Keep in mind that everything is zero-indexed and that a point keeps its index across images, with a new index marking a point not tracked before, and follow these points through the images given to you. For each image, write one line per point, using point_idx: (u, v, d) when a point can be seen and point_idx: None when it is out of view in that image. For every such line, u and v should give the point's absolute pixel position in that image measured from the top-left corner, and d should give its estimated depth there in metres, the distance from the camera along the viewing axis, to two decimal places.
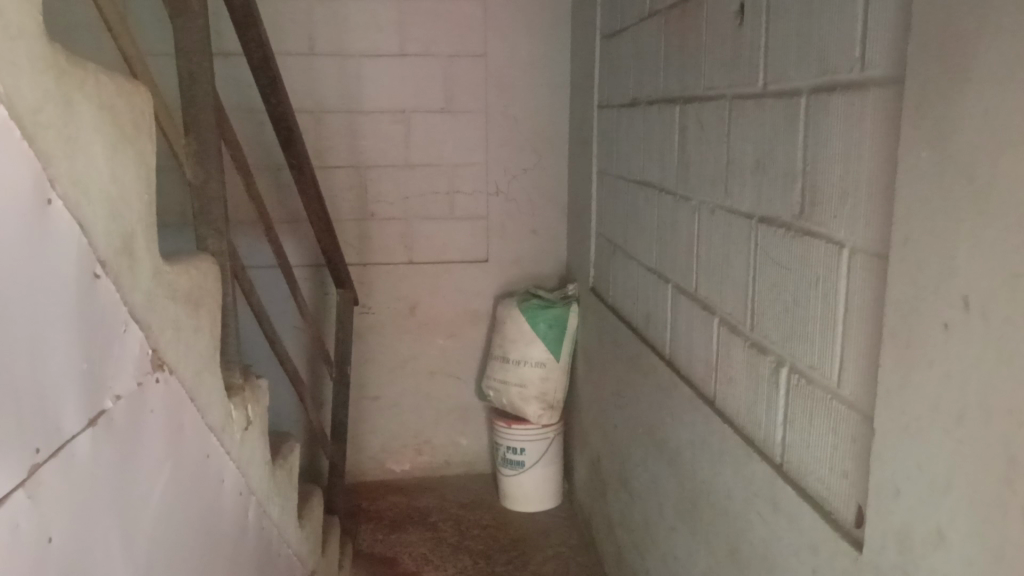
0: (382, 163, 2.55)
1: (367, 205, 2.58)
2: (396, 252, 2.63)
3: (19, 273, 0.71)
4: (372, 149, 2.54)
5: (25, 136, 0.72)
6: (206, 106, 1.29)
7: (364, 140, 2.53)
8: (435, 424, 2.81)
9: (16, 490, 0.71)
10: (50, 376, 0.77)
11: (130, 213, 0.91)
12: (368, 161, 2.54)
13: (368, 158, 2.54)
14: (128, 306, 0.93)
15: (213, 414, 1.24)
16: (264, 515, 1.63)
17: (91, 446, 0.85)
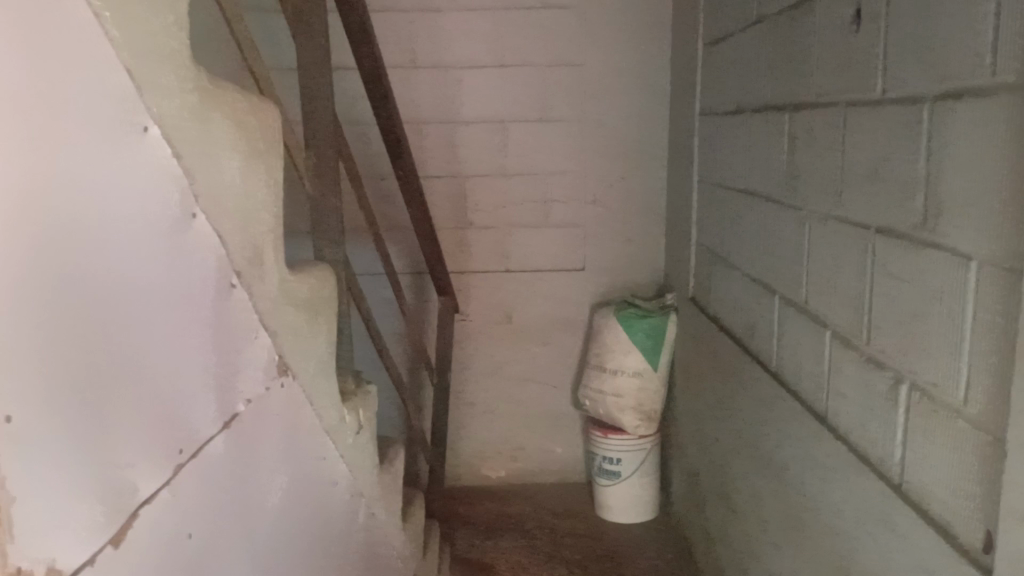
0: (482, 173, 2.59)
1: (466, 214, 2.62)
2: (494, 260, 2.66)
3: (165, 281, 0.74)
4: (472, 159, 2.58)
5: (175, 154, 0.75)
6: (322, 120, 1.34)
7: (464, 151, 2.57)
8: (531, 432, 2.83)
9: (161, 490, 0.73)
10: (191, 381, 0.80)
11: (258, 224, 0.95)
12: (468, 171, 2.58)
13: (469, 168, 2.58)
14: (258, 313, 0.98)
15: (328, 418, 1.28)
16: (371, 517, 1.67)
17: (224, 447, 0.88)
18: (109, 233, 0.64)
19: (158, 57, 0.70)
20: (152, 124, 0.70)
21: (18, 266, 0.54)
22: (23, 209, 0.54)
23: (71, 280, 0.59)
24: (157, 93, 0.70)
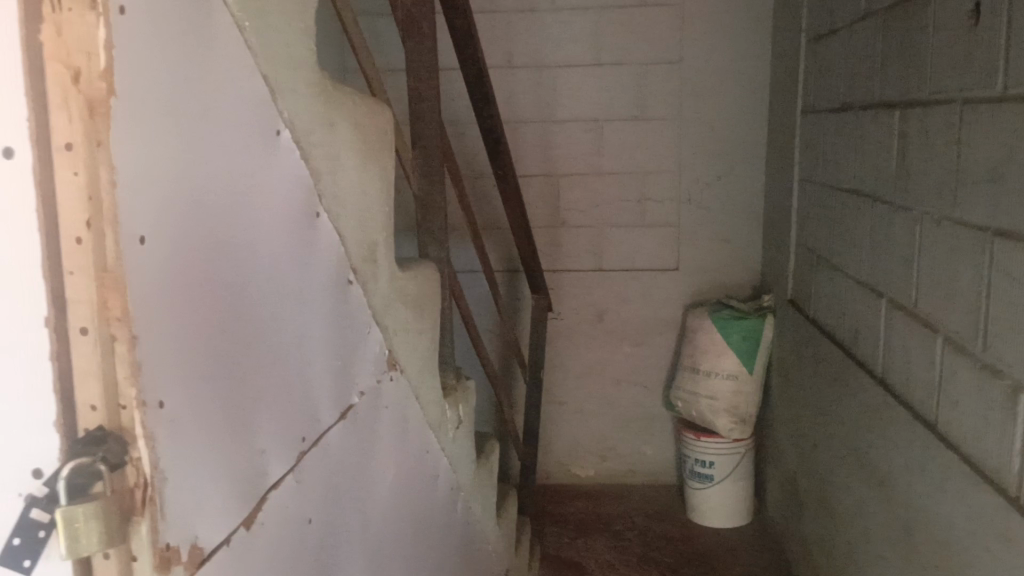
0: (577, 172, 2.59)
1: (561, 213, 2.63)
2: (588, 259, 2.66)
3: (292, 277, 0.77)
4: (567, 158, 2.59)
5: (303, 156, 0.78)
6: (429, 121, 1.37)
7: (560, 150, 2.58)
8: (622, 432, 2.81)
9: (287, 476, 0.76)
10: (313, 373, 0.83)
11: (373, 224, 0.99)
12: (563, 170, 2.59)
13: (563, 167, 2.59)
14: (371, 309, 1.01)
15: (431, 412, 1.31)
16: (468, 511, 1.69)
17: (341, 437, 0.92)
18: (251, 232, 0.67)
19: (289, 64, 0.74)
20: (283, 128, 0.74)
21: (188, 262, 0.57)
22: (189, 209, 0.57)
23: (225, 275, 0.63)
24: (287, 98, 0.74)
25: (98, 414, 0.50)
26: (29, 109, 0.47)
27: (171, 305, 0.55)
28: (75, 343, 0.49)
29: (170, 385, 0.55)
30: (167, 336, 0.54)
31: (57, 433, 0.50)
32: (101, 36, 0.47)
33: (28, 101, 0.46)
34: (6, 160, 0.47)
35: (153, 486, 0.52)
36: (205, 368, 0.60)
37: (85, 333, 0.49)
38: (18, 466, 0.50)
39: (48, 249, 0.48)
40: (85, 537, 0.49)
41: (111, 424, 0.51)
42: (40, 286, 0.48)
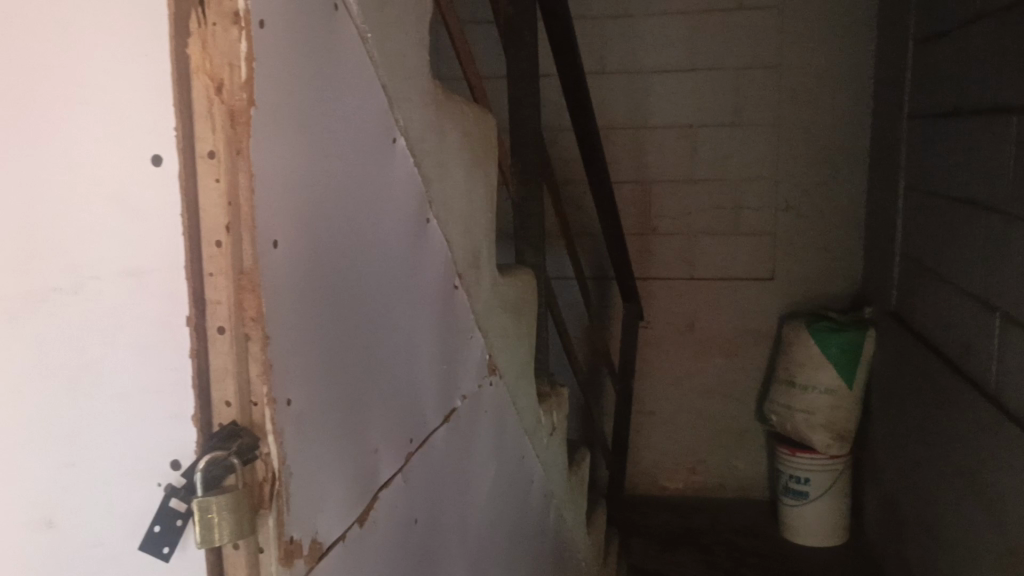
0: (669, 179, 2.56)
1: (651, 221, 2.60)
2: (679, 267, 2.62)
3: (404, 280, 0.79)
4: (660, 165, 2.56)
5: (416, 163, 0.80)
6: (530, 129, 1.39)
7: (652, 157, 2.56)
8: (712, 445, 2.75)
9: (396, 475, 0.78)
10: (421, 374, 0.85)
11: (476, 229, 1.01)
12: (655, 177, 2.57)
13: (655, 174, 2.57)
14: (474, 314, 1.03)
15: (526, 418, 1.31)
16: (560, 518, 1.69)
17: (444, 439, 0.93)
18: (368, 234, 0.69)
19: (404, 74, 0.75)
20: (399, 135, 0.76)
21: (310, 261, 0.59)
22: (313, 214, 0.59)
23: (344, 277, 0.65)
24: (402, 107, 0.75)
25: (232, 410, 0.52)
26: (177, 118, 0.49)
27: (295, 305, 0.57)
28: (213, 342, 0.51)
29: (295, 382, 0.56)
30: (292, 333, 0.56)
31: (193, 426, 0.52)
32: (243, 48, 0.49)
33: (176, 109, 0.49)
34: (155, 167, 0.50)
35: (279, 480, 0.54)
36: (323, 364, 0.61)
37: (222, 332, 0.51)
38: (158, 459, 0.52)
39: (190, 251, 0.50)
40: (217, 530, 0.50)
41: (243, 420, 0.52)
42: (182, 286, 0.51)
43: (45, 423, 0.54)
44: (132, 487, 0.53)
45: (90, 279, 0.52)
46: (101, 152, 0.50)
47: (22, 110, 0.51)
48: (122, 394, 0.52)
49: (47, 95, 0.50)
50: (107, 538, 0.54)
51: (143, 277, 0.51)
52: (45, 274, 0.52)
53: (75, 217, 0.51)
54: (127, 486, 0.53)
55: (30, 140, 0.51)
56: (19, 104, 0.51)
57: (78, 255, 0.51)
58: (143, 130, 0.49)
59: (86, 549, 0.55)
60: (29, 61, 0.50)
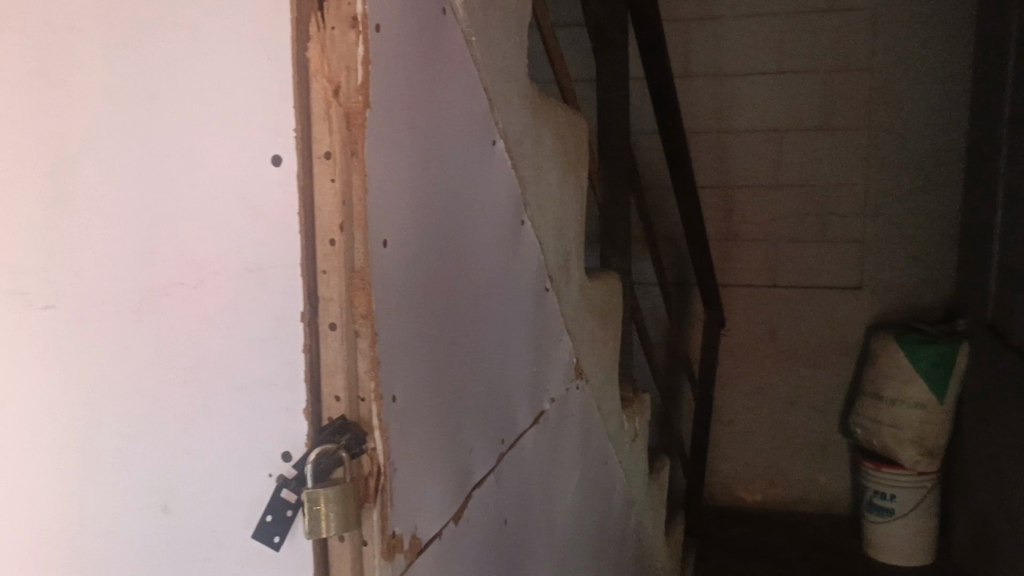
0: (752, 183, 2.49)
1: (732, 226, 2.53)
2: (759, 273, 2.55)
3: (501, 281, 0.79)
4: (742, 169, 2.48)
5: (513, 165, 0.80)
6: (619, 131, 1.38)
7: (734, 161, 2.48)
8: (793, 456, 2.66)
9: (489, 475, 0.78)
10: (514, 375, 0.85)
11: (567, 233, 1.01)
12: (738, 181, 2.50)
13: (738, 178, 2.49)
14: (563, 318, 1.03)
15: (610, 424, 1.31)
16: (640, 525, 1.68)
17: (533, 441, 0.93)
18: (469, 235, 0.70)
19: (504, 76, 0.76)
20: (498, 137, 0.76)
21: (416, 260, 0.60)
22: (419, 214, 0.60)
23: (446, 276, 0.66)
24: (501, 109, 0.76)
25: (341, 404, 0.53)
26: (297, 120, 0.50)
27: (401, 303, 0.58)
28: (326, 337, 0.53)
29: (400, 379, 0.58)
30: (399, 331, 0.57)
31: (304, 419, 0.53)
32: (360, 51, 0.50)
33: (297, 111, 0.50)
34: (275, 167, 0.51)
35: (383, 475, 0.55)
36: (426, 361, 0.62)
37: (334, 328, 0.52)
38: (270, 450, 0.54)
39: (306, 250, 0.52)
40: (324, 521, 0.52)
41: (351, 415, 0.53)
42: (297, 283, 0.52)
43: (166, 413, 0.56)
44: (245, 478, 0.55)
45: (210, 274, 0.53)
46: (223, 153, 0.52)
47: (147, 110, 0.53)
48: (238, 386, 0.54)
49: (172, 97, 0.52)
50: (220, 525, 0.56)
51: (261, 274, 0.52)
52: (166, 268, 0.54)
53: (196, 215, 0.53)
54: (240, 476, 0.55)
55: (157, 140, 0.53)
56: (145, 105, 0.53)
57: (200, 251, 0.53)
58: (265, 131, 0.51)
59: (199, 535, 0.57)
60: (158, 63, 0.52)
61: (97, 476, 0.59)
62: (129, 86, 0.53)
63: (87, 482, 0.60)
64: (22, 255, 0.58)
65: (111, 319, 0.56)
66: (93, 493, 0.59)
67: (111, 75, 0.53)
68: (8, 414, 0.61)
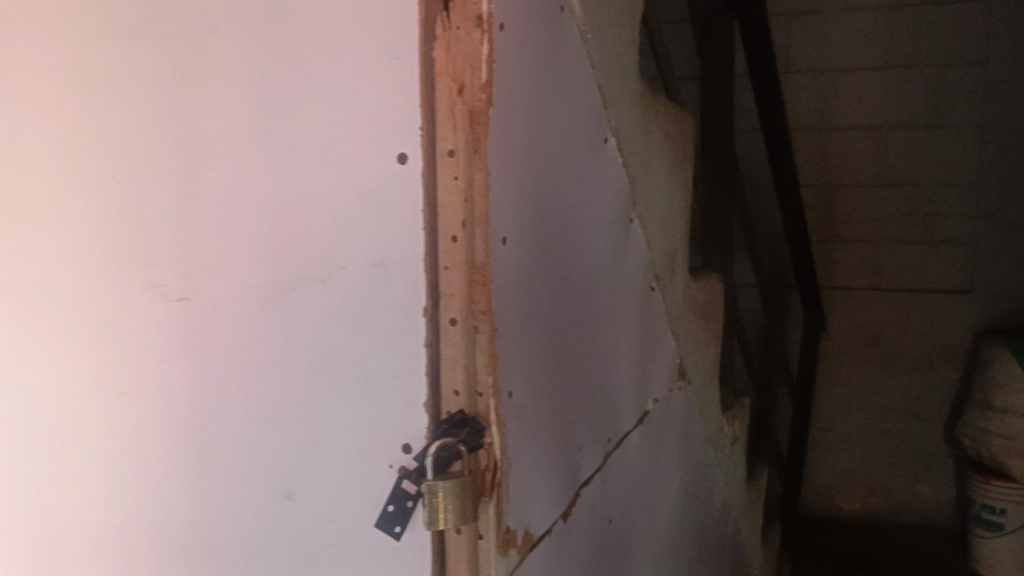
0: (855, 182, 2.26)
1: (832, 226, 2.32)
2: (860, 273, 2.35)
3: (610, 280, 0.79)
4: (844, 167, 2.25)
5: (623, 164, 0.80)
6: (722, 128, 1.35)
7: (835, 159, 2.25)
8: (892, 467, 2.50)
9: (595, 475, 0.78)
10: (621, 375, 0.85)
11: (673, 232, 0.99)
12: (839, 180, 2.27)
13: (840, 177, 2.27)
14: (668, 318, 1.01)
15: (710, 426, 1.29)
16: (737, 530, 1.64)
17: (638, 442, 0.92)
18: (580, 234, 0.70)
19: (615, 74, 0.75)
20: (609, 136, 0.76)
21: (531, 258, 0.60)
22: (534, 212, 0.61)
23: (558, 274, 0.66)
24: (612, 107, 0.75)
25: (460, 399, 0.54)
26: (422, 118, 0.51)
27: (518, 301, 0.58)
28: (446, 333, 0.53)
29: (515, 376, 0.58)
30: (515, 328, 0.58)
31: (424, 412, 0.54)
32: (485, 51, 0.51)
33: (422, 108, 0.51)
34: (400, 164, 0.52)
35: (499, 470, 0.55)
36: (539, 359, 0.63)
37: (454, 324, 0.53)
38: (392, 441, 0.55)
39: (429, 247, 0.53)
40: (442, 514, 0.52)
41: (470, 410, 0.54)
42: (420, 279, 0.53)
43: (292, 403, 0.58)
44: (368, 467, 0.56)
45: (337, 270, 0.55)
46: (351, 150, 0.53)
47: (281, 110, 0.55)
48: (361, 377, 0.55)
49: (304, 96, 0.54)
50: (343, 514, 0.58)
51: (385, 269, 0.53)
52: (296, 263, 0.56)
53: (325, 212, 0.54)
54: (364, 467, 0.56)
55: (289, 138, 0.55)
56: (279, 105, 0.55)
57: (328, 245, 0.55)
58: (391, 129, 0.52)
59: (322, 522, 0.58)
60: (291, 64, 0.54)
61: (223, 462, 0.61)
62: (264, 85, 0.55)
63: (213, 469, 0.62)
64: (158, 251, 0.61)
65: (242, 312, 0.58)
66: (219, 478, 0.62)
67: (247, 76, 0.55)
68: (139, 402, 0.64)
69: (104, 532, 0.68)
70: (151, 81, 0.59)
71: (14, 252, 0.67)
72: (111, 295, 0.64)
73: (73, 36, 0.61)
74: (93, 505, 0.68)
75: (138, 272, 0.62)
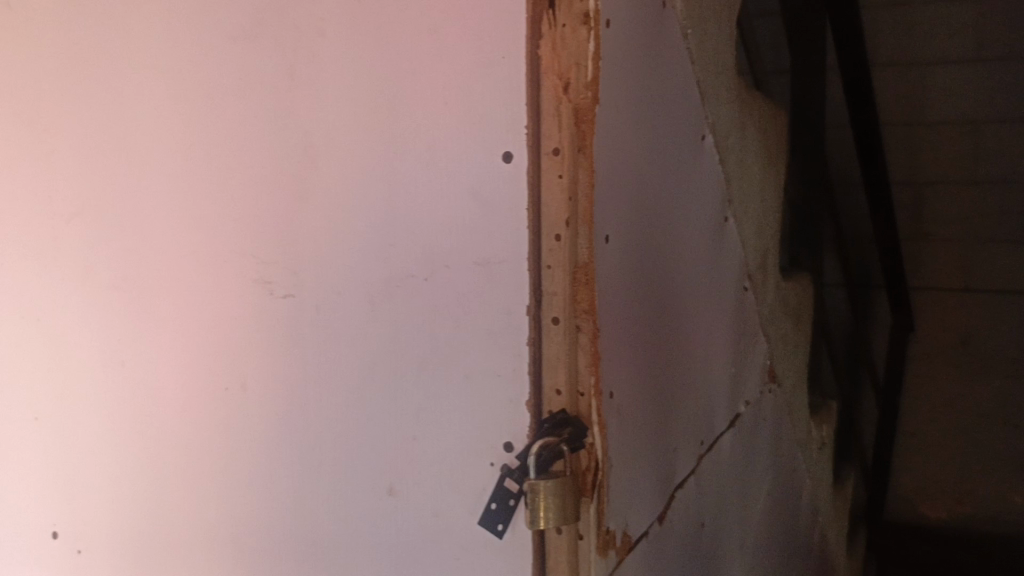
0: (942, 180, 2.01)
1: (920, 226, 2.15)
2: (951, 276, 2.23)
3: (706, 278, 0.78)
4: (931, 166, 1.98)
5: (720, 161, 0.78)
6: (814, 126, 1.31)
7: (921, 157, 1.97)
8: (984, 477, 2.39)
9: (689, 477, 0.77)
10: (715, 375, 0.84)
11: (766, 231, 0.97)
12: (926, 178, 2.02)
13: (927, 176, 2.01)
14: (760, 318, 0.99)
15: (799, 429, 1.26)
16: (824, 537, 1.60)
17: (730, 444, 0.91)
18: (679, 232, 0.69)
19: (713, 69, 0.74)
20: (707, 133, 0.74)
21: (632, 257, 0.60)
22: (635, 211, 0.60)
23: (657, 272, 0.65)
24: (710, 103, 0.74)
25: (562, 398, 0.54)
26: (528, 116, 0.51)
27: (618, 299, 0.58)
28: (548, 332, 0.53)
29: (616, 375, 0.58)
30: (615, 327, 0.57)
31: (526, 411, 0.54)
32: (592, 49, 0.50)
33: (528, 107, 0.51)
34: (506, 163, 0.52)
35: (600, 470, 0.55)
36: (638, 358, 0.62)
37: (557, 323, 0.53)
38: (494, 439, 0.55)
39: (532, 246, 0.52)
40: (543, 512, 0.52)
41: (572, 409, 0.54)
42: (524, 277, 0.53)
43: (395, 399, 0.59)
44: (470, 464, 0.57)
45: (441, 267, 0.55)
46: (458, 149, 0.53)
47: (388, 109, 0.55)
48: (464, 374, 0.56)
49: (411, 95, 0.54)
50: (445, 509, 0.58)
51: (489, 267, 0.54)
52: (401, 261, 0.57)
53: (431, 210, 0.55)
54: (466, 463, 0.57)
55: (397, 137, 0.55)
56: (386, 104, 0.55)
57: (434, 244, 0.55)
58: (498, 128, 0.52)
59: (424, 518, 0.59)
60: (400, 65, 0.54)
61: (326, 455, 0.62)
62: (373, 85, 0.55)
63: (315, 461, 0.63)
64: (266, 248, 0.62)
65: (347, 308, 0.59)
66: (322, 471, 0.63)
67: (357, 75, 0.56)
68: (246, 395, 0.66)
69: (207, 521, 0.70)
70: (261, 81, 0.60)
71: (130, 248, 0.69)
72: (221, 291, 0.65)
73: (188, 39, 0.63)
74: (198, 496, 0.70)
75: (247, 268, 0.64)
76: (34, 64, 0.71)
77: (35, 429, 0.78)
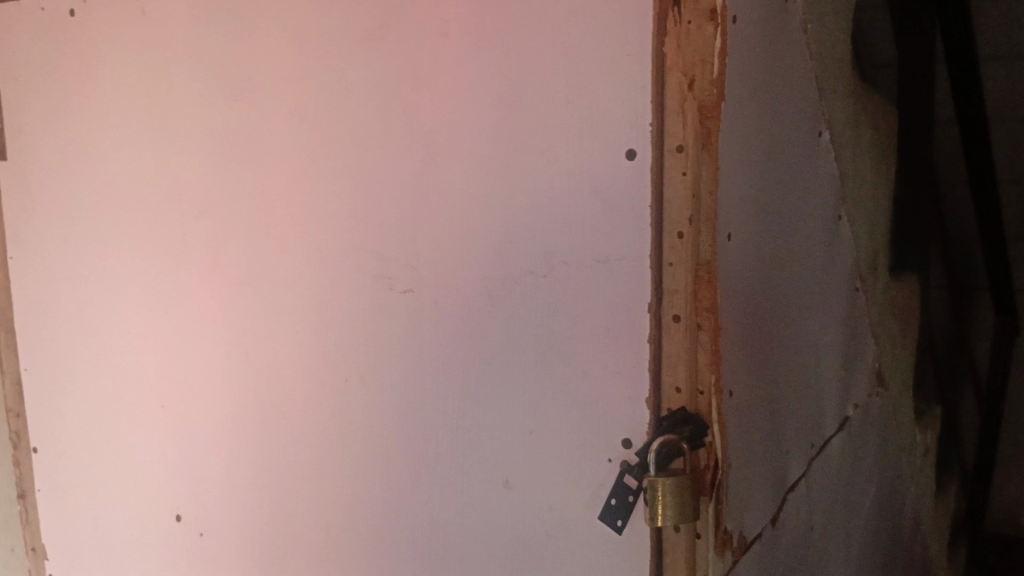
0: None
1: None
2: None
3: (820, 277, 0.76)
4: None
5: (835, 157, 0.77)
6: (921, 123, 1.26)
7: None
8: None
9: (801, 479, 0.76)
10: (826, 376, 0.82)
11: (876, 229, 0.95)
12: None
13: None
14: (869, 318, 0.97)
15: (903, 434, 1.22)
16: (926, 547, 1.54)
17: (839, 447, 0.89)
18: (795, 230, 0.69)
19: (829, 63, 0.72)
20: (824, 128, 0.73)
21: (750, 255, 0.59)
22: (754, 208, 0.59)
23: (774, 271, 0.64)
24: (827, 97, 0.73)
25: (682, 396, 0.53)
26: (652, 113, 0.51)
27: (738, 297, 0.57)
28: (669, 329, 0.53)
29: (734, 374, 0.57)
30: (735, 326, 0.57)
31: (646, 408, 0.54)
32: (717, 44, 0.49)
33: (652, 104, 0.51)
34: (629, 161, 0.52)
35: (720, 470, 0.54)
36: (754, 358, 0.62)
37: (678, 320, 0.53)
38: (612, 435, 0.56)
39: (654, 243, 0.53)
40: (662, 509, 0.52)
41: (692, 407, 0.53)
42: (646, 275, 0.53)
43: (512, 393, 0.60)
44: (587, 459, 0.57)
45: (560, 264, 0.56)
46: (580, 147, 0.54)
47: (510, 108, 0.56)
48: (583, 370, 0.56)
49: (534, 94, 0.55)
50: (561, 503, 0.59)
51: (609, 264, 0.54)
52: (520, 258, 0.57)
53: (551, 208, 0.56)
54: (583, 458, 0.57)
55: (518, 135, 0.56)
56: (508, 104, 0.56)
57: (553, 241, 0.56)
58: (621, 126, 0.52)
59: (540, 511, 0.60)
60: (524, 64, 0.55)
61: (442, 447, 0.64)
62: (495, 84, 0.56)
63: (430, 453, 0.65)
64: (386, 245, 0.64)
65: (465, 303, 0.61)
66: (437, 462, 0.64)
67: (480, 76, 0.57)
68: (364, 387, 0.68)
69: (324, 508, 0.72)
70: (384, 82, 0.62)
71: (254, 246, 0.72)
72: (341, 287, 0.67)
73: (313, 43, 0.65)
74: (316, 483, 0.72)
75: (367, 263, 0.65)
76: (165, 69, 0.74)
77: (162, 417, 0.82)
